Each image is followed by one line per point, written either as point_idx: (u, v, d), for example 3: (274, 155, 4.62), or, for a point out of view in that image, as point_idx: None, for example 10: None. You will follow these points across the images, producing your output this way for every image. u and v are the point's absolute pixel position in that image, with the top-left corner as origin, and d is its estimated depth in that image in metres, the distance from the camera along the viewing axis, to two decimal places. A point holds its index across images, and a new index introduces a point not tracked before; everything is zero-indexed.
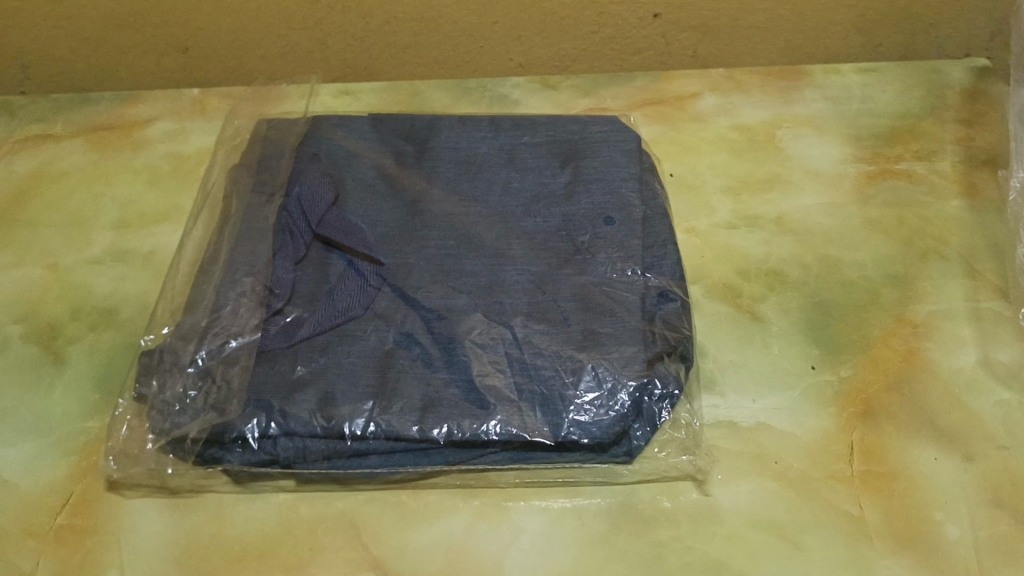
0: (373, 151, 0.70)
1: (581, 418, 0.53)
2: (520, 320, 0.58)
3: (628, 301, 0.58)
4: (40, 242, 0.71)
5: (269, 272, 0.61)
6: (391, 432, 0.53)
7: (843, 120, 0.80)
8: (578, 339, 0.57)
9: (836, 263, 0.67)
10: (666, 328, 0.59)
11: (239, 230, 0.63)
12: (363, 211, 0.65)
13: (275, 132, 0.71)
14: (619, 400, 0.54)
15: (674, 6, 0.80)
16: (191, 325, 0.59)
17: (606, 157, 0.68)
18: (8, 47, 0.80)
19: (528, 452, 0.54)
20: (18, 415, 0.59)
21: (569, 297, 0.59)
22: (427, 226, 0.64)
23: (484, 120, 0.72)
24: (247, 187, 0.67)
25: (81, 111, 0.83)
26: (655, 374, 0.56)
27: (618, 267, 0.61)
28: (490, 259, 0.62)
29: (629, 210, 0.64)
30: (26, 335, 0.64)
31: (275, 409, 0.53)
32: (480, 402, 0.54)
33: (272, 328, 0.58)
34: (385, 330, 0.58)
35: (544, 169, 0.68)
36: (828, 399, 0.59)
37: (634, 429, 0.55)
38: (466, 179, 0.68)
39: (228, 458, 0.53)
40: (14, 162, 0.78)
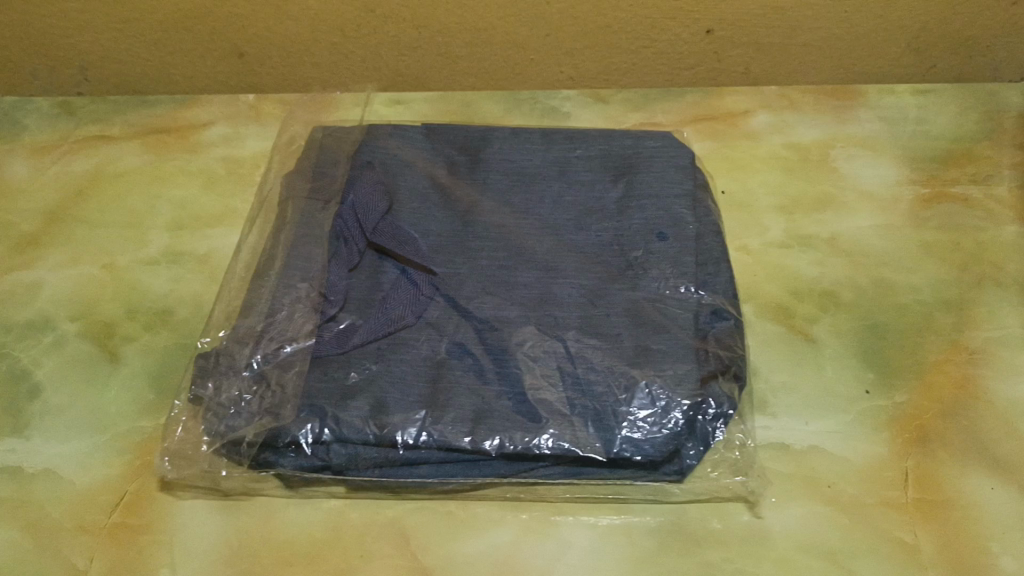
0: (426, 161, 0.70)
1: (634, 434, 0.53)
2: (573, 333, 0.58)
3: (681, 319, 0.58)
4: (96, 242, 0.72)
5: (323, 278, 0.61)
6: (443, 443, 0.53)
7: (897, 141, 0.79)
8: (631, 354, 0.56)
9: (890, 287, 0.67)
10: (719, 348, 0.58)
11: (294, 236, 0.64)
12: (416, 221, 0.65)
13: (330, 139, 0.72)
14: (672, 418, 0.54)
15: (728, 22, 0.79)
16: (247, 328, 0.59)
17: (659, 173, 0.67)
18: (68, 49, 0.81)
19: (579, 466, 0.54)
20: (73, 412, 0.60)
21: (621, 313, 0.59)
22: (479, 238, 0.64)
23: (537, 133, 0.72)
24: (301, 193, 0.67)
25: (137, 112, 0.84)
26: (709, 394, 0.55)
27: (671, 284, 0.60)
28: (542, 272, 0.62)
29: (682, 226, 0.64)
30: (82, 332, 0.65)
31: (328, 415, 0.54)
32: (532, 415, 0.54)
33: (325, 334, 0.58)
34: (437, 340, 0.58)
35: (597, 183, 0.68)
36: (882, 424, 0.58)
37: (687, 447, 0.54)
38: (518, 191, 0.68)
39: (280, 463, 0.54)
40: (72, 161, 0.80)
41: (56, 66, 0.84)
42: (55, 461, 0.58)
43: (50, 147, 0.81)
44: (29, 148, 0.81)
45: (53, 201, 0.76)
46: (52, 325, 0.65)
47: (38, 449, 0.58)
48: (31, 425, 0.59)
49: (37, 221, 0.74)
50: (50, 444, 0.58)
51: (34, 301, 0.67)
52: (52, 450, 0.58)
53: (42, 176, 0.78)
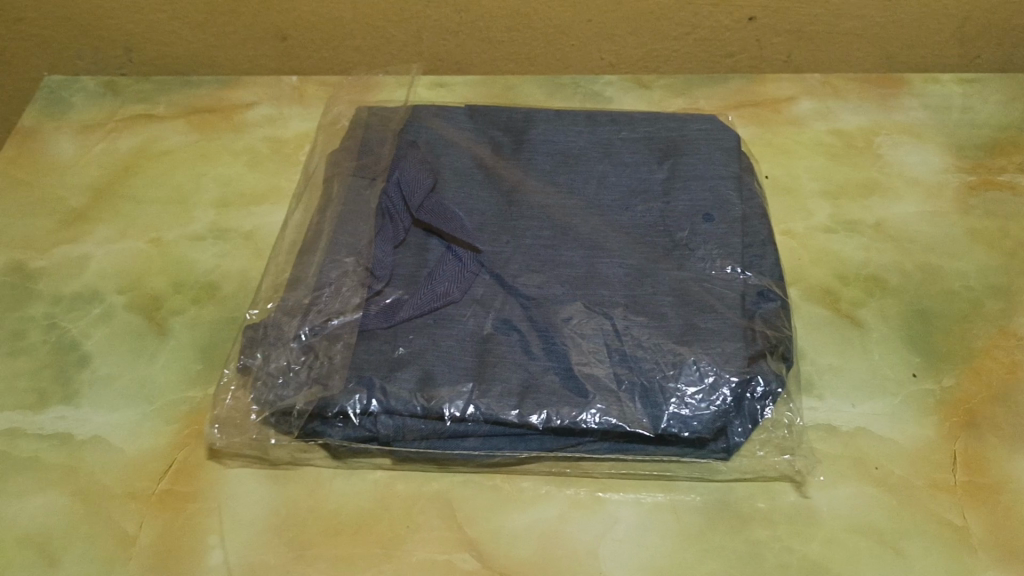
0: (470, 141, 0.70)
1: (682, 411, 0.53)
2: (619, 311, 0.58)
3: (728, 298, 0.58)
4: (143, 217, 0.73)
5: (369, 254, 0.62)
6: (490, 416, 0.53)
7: (942, 129, 0.79)
8: (679, 332, 0.56)
9: (937, 272, 0.66)
10: (766, 328, 0.58)
11: (340, 212, 0.64)
12: (461, 199, 0.65)
13: (375, 119, 0.72)
14: (720, 395, 0.53)
15: (770, 9, 0.79)
16: (295, 301, 0.60)
17: (705, 155, 0.67)
18: (113, 29, 0.82)
19: (625, 441, 0.54)
20: (122, 381, 0.61)
21: (667, 292, 0.59)
22: (525, 217, 0.64)
23: (582, 115, 0.72)
24: (346, 171, 0.68)
25: (181, 93, 0.85)
26: (758, 372, 0.55)
27: (718, 264, 0.60)
28: (588, 251, 0.61)
29: (729, 208, 0.64)
30: (130, 305, 0.66)
31: (375, 387, 0.54)
32: (580, 390, 0.54)
33: (372, 308, 0.58)
34: (483, 315, 0.58)
35: (642, 165, 0.68)
36: (930, 407, 0.58)
37: (734, 424, 0.54)
38: (562, 171, 0.68)
39: (329, 433, 0.54)
40: (119, 139, 0.81)
41: (101, 47, 0.85)
42: (103, 428, 0.58)
43: (97, 126, 0.82)
44: (76, 126, 0.82)
45: (100, 178, 0.77)
46: (100, 297, 0.66)
47: (87, 416, 0.59)
48: (81, 393, 0.60)
49: (84, 196, 0.75)
50: (99, 412, 0.59)
51: (83, 274, 0.68)
52: (101, 418, 0.59)
53: (88, 153, 0.79)
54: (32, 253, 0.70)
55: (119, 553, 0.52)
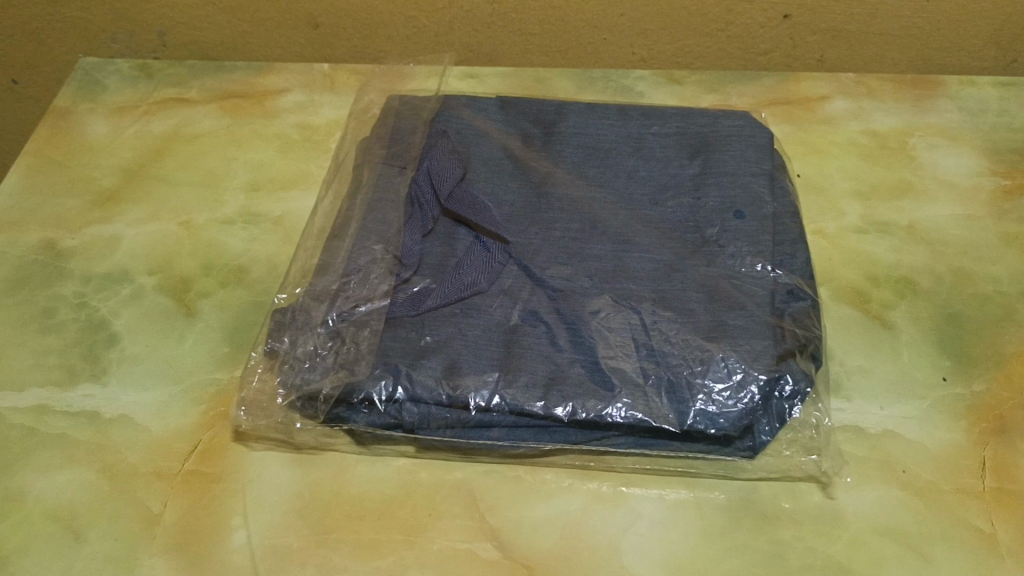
0: (501, 132, 0.70)
1: (708, 408, 0.53)
2: (647, 306, 0.58)
3: (757, 296, 0.57)
4: (174, 200, 0.74)
5: (397, 241, 0.62)
6: (515, 407, 0.53)
7: (978, 132, 0.78)
8: (707, 329, 0.56)
9: (970, 276, 0.65)
10: (796, 328, 0.58)
11: (370, 199, 0.65)
12: (490, 190, 0.65)
13: (406, 108, 0.72)
14: (748, 392, 0.53)
15: (806, 7, 0.79)
16: (323, 286, 0.60)
17: (737, 151, 0.66)
18: (148, 13, 0.83)
19: (650, 436, 0.54)
20: (150, 361, 0.61)
21: (696, 288, 0.58)
22: (554, 209, 0.64)
23: (613, 108, 0.72)
24: (376, 159, 0.68)
25: (214, 77, 0.85)
26: (786, 370, 0.54)
27: (748, 261, 0.60)
28: (617, 246, 0.61)
29: (760, 206, 0.63)
30: (159, 286, 0.66)
31: (401, 374, 0.54)
32: (606, 383, 0.54)
33: (399, 296, 0.58)
34: (510, 306, 0.58)
35: (672, 160, 0.67)
36: (959, 412, 0.57)
37: (761, 423, 0.54)
38: (592, 164, 0.68)
39: (354, 418, 0.54)
40: (152, 122, 0.81)
41: (135, 30, 0.85)
42: (130, 407, 0.59)
43: (130, 108, 0.83)
44: (109, 107, 0.83)
45: (132, 159, 0.77)
46: (130, 277, 0.67)
47: (115, 395, 0.59)
48: (109, 371, 0.61)
49: (117, 177, 0.76)
50: (126, 391, 0.59)
51: (113, 254, 0.69)
52: (128, 397, 0.59)
53: (121, 134, 0.80)
54: (63, 232, 0.71)
55: (143, 530, 0.53)
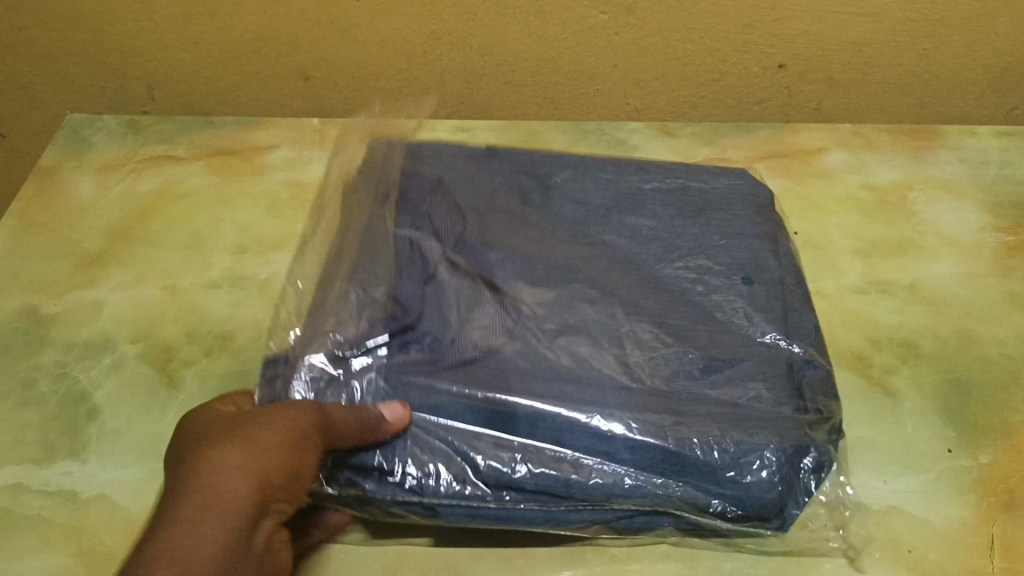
0: (498, 188, 0.68)
1: (749, 477, 0.49)
2: (660, 373, 0.55)
3: (768, 370, 0.55)
4: (160, 262, 0.72)
5: (398, 286, 0.58)
6: (540, 482, 0.49)
7: (980, 185, 0.76)
8: (729, 400, 0.53)
9: (975, 338, 0.63)
10: (822, 401, 0.55)
11: (365, 243, 0.61)
12: (490, 244, 0.62)
13: (400, 155, 0.69)
14: (768, 465, 0.50)
15: (801, 57, 0.78)
16: (319, 329, 0.55)
17: (738, 213, 0.66)
18: (135, 68, 0.82)
19: (674, 513, 0.50)
20: (129, 436, 0.59)
21: (712, 354, 0.56)
22: (555, 270, 0.61)
23: (608, 165, 0.71)
24: (374, 197, 0.65)
25: (203, 133, 0.84)
26: (811, 444, 0.52)
27: (754, 330, 0.58)
28: (631, 312, 0.58)
29: (766, 269, 0.62)
30: (142, 355, 0.65)
31: (421, 433, 0.50)
32: (632, 453, 0.50)
33: (412, 351, 0.54)
34: (525, 367, 0.54)
35: (671, 223, 0.65)
36: (966, 486, 0.55)
37: (790, 502, 0.51)
38: (593, 222, 0.65)
39: (359, 484, 0.49)
40: (138, 180, 0.80)
41: (123, 84, 0.85)
42: (109, 486, 0.57)
43: (117, 165, 0.82)
44: (96, 165, 0.82)
45: (118, 220, 0.76)
46: (113, 346, 0.65)
47: (93, 472, 0.57)
48: (88, 447, 0.59)
49: (102, 240, 0.74)
50: (105, 469, 0.58)
51: (96, 320, 0.67)
52: (106, 474, 0.57)
53: (107, 194, 0.79)
54: (46, 297, 0.69)
55: None
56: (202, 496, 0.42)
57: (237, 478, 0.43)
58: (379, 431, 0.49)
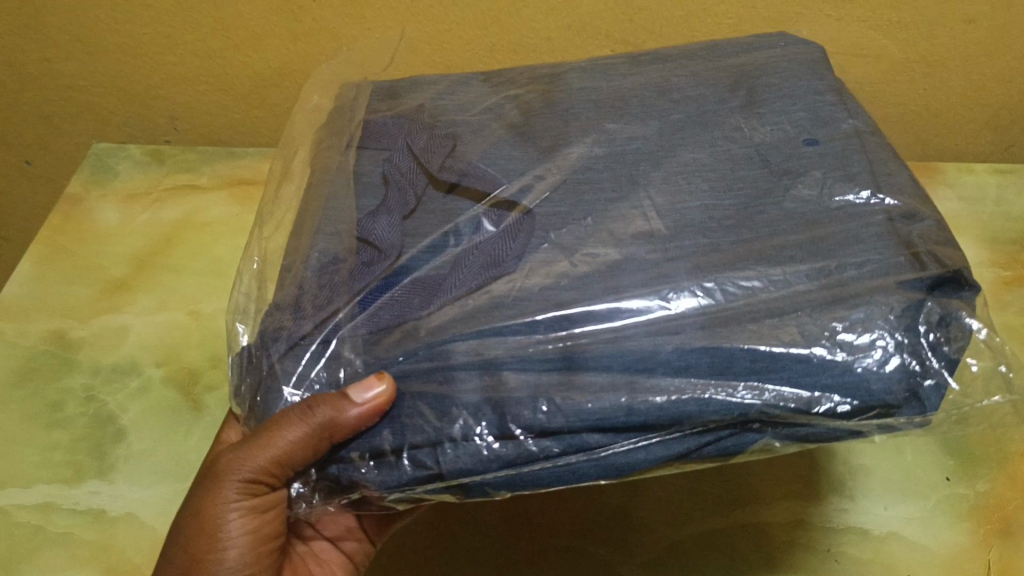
0: (490, 105, 0.58)
1: (856, 367, 0.38)
2: (717, 275, 0.41)
3: (858, 233, 0.43)
4: (183, 289, 0.75)
5: (372, 227, 0.48)
6: (577, 409, 0.38)
7: (977, 221, 0.79)
8: (820, 276, 0.41)
9: None
10: (933, 250, 0.43)
11: (339, 186, 0.52)
12: (488, 156, 0.52)
13: (362, 101, 0.60)
14: (877, 348, 0.39)
15: None
16: (282, 300, 0.46)
17: (787, 75, 0.54)
18: (159, 99, 0.85)
19: (766, 424, 0.40)
20: (156, 458, 0.61)
21: (790, 232, 0.43)
22: (570, 171, 0.49)
23: (623, 61, 0.60)
24: (338, 145, 0.56)
25: (223, 163, 0.87)
26: (923, 313, 0.40)
27: (825, 194, 0.45)
28: (701, 186, 0.46)
29: (836, 124, 0.50)
30: (167, 379, 0.67)
31: (430, 393, 0.40)
32: (698, 366, 0.38)
33: (401, 288, 0.44)
34: (536, 279, 0.43)
35: (710, 96, 0.54)
36: (964, 513, 0.57)
37: (922, 379, 0.39)
38: (616, 109, 0.54)
39: (362, 478, 0.41)
40: (162, 209, 0.83)
41: (147, 115, 0.87)
42: (137, 505, 0.59)
43: (141, 194, 0.85)
44: (120, 195, 0.85)
45: (142, 248, 0.79)
46: (138, 370, 0.68)
47: (121, 492, 0.60)
48: (116, 468, 0.61)
49: (127, 266, 0.77)
50: (132, 488, 0.60)
51: (122, 345, 0.70)
52: (133, 494, 0.59)
53: (132, 222, 0.82)
54: (73, 322, 0.71)
55: None
56: (186, 533, 0.47)
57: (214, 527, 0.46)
58: (340, 428, 0.39)
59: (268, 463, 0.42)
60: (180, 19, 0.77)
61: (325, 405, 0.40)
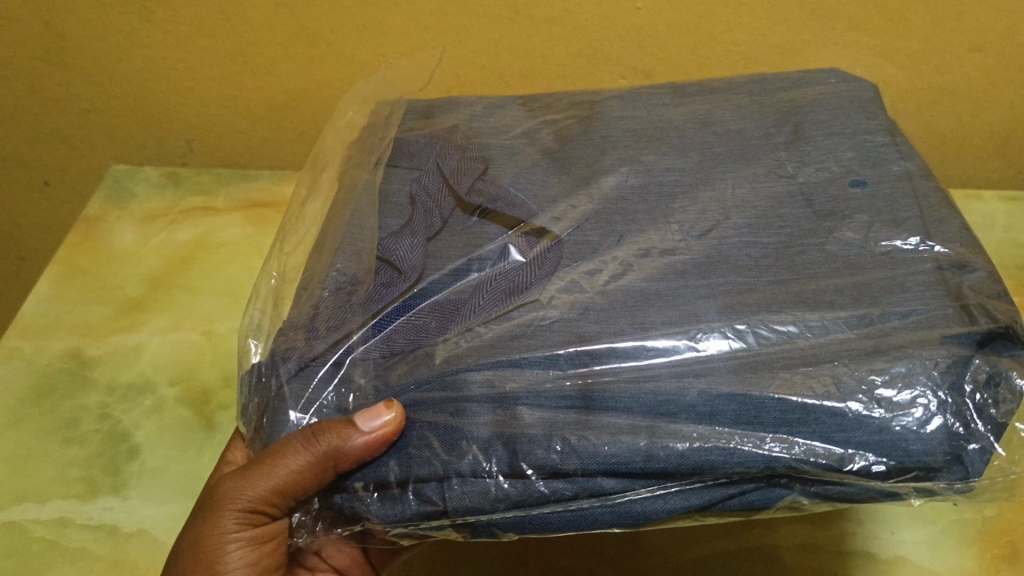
0: (525, 130, 0.60)
1: (894, 426, 0.37)
2: (750, 317, 0.41)
3: (903, 281, 0.42)
4: (199, 308, 0.76)
5: (394, 247, 0.49)
6: (596, 455, 0.38)
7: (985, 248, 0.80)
8: (852, 319, 0.41)
9: None
10: (984, 304, 0.42)
11: (363, 203, 0.53)
12: (520, 181, 0.53)
13: (396, 120, 0.62)
14: (919, 407, 0.38)
15: None
16: (295, 318, 0.47)
17: (836, 110, 0.55)
18: (178, 122, 0.87)
19: (794, 480, 0.39)
20: (168, 475, 0.62)
21: (821, 268, 0.44)
22: (603, 202, 0.50)
23: (665, 89, 0.61)
24: (365, 162, 0.57)
25: (239, 186, 0.89)
26: (970, 369, 0.39)
27: (870, 237, 0.45)
28: (736, 222, 0.47)
29: (886, 167, 0.50)
30: (180, 397, 0.68)
31: (440, 425, 0.40)
32: (726, 414, 0.38)
33: (422, 308, 0.45)
34: (564, 310, 0.43)
35: (754, 130, 0.55)
36: (970, 537, 0.57)
37: (966, 443, 0.38)
38: (647, 142, 0.55)
39: (366, 511, 0.41)
40: (178, 230, 0.84)
41: (165, 138, 0.89)
42: (149, 521, 0.60)
43: (158, 216, 0.86)
44: (137, 216, 0.86)
45: (158, 267, 0.80)
46: (153, 388, 0.69)
47: (134, 508, 0.60)
48: (129, 484, 0.62)
49: (143, 285, 0.78)
50: (146, 504, 0.61)
51: (137, 364, 0.71)
52: (147, 511, 0.60)
53: (149, 242, 0.83)
54: (90, 340, 0.73)
55: None
56: (184, 563, 0.47)
57: (215, 549, 0.47)
58: (343, 454, 0.40)
59: (273, 488, 0.42)
60: (199, 43, 0.78)
61: (330, 433, 0.40)
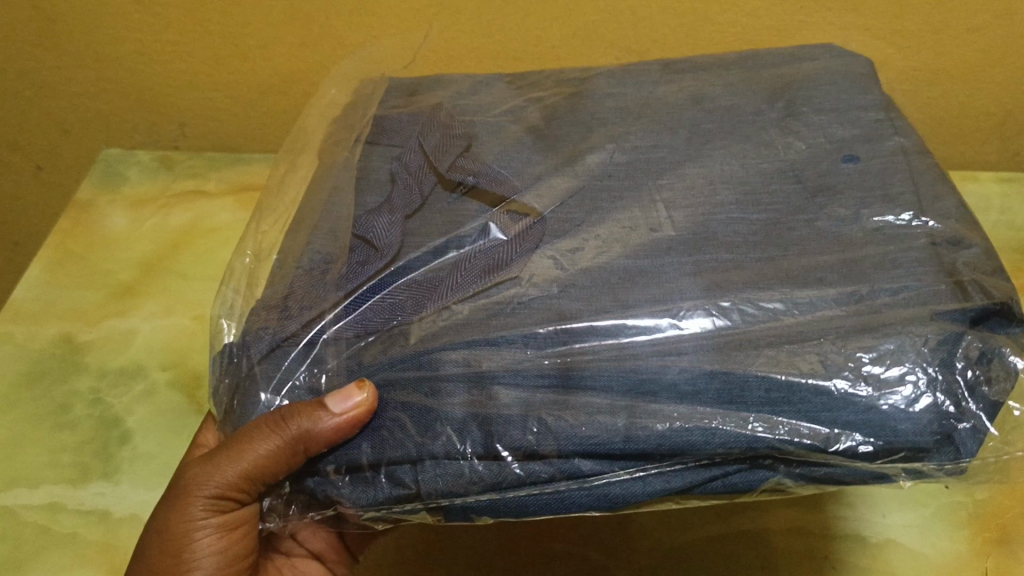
0: (510, 108, 0.59)
1: (881, 404, 0.37)
2: (735, 295, 0.41)
3: (896, 256, 0.42)
4: (189, 292, 0.76)
5: (372, 225, 0.49)
6: (576, 437, 0.37)
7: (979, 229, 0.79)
8: (837, 299, 0.41)
9: None
10: (979, 281, 0.42)
11: (347, 182, 0.53)
12: (502, 160, 0.53)
13: (380, 98, 0.61)
14: (908, 384, 0.38)
15: None
16: (269, 297, 0.46)
17: (829, 86, 0.55)
18: (168, 105, 0.86)
19: (778, 462, 0.39)
20: (159, 460, 0.62)
21: (807, 245, 0.44)
22: (588, 178, 0.50)
23: (655, 67, 0.61)
24: (346, 139, 0.56)
25: (231, 169, 0.88)
26: (961, 346, 0.39)
27: (861, 213, 0.45)
28: (721, 197, 0.47)
29: (880, 141, 0.50)
30: (171, 382, 0.68)
31: (415, 405, 0.40)
32: (707, 395, 0.38)
33: (399, 286, 0.45)
34: (544, 288, 0.43)
35: (748, 105, 0.55)
36: (962, 521, 0.57)
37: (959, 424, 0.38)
38: (635, 119, 0.55)
39: (338, 494, 0.41)
40: (170, 215, 0.84)
41: (155, 121, 0.88)
42: (140, 507, 0.60)
43: (149, 201, 0.86)
44: (129, 200, 0.86)
45: (149, 253, 0.80)
46: (144, 373, 0.69)
47: (124, 493, 0.60)
48: (121, 469, 0.62)
49: (134, 271, 0.78)
50: (136, 490, 0.61)
51: (129, 350, 0.70)
52: (138, 496, 0.60)
53: (140, 227, 0.83)
54: (81, 325, 0.72)
55: None
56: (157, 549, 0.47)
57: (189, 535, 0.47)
58: (313, 437, 0.40)
59: (245, 473, 0.42)
60: (189, 24, 0.78)
61: (299, 416, 0.40)
